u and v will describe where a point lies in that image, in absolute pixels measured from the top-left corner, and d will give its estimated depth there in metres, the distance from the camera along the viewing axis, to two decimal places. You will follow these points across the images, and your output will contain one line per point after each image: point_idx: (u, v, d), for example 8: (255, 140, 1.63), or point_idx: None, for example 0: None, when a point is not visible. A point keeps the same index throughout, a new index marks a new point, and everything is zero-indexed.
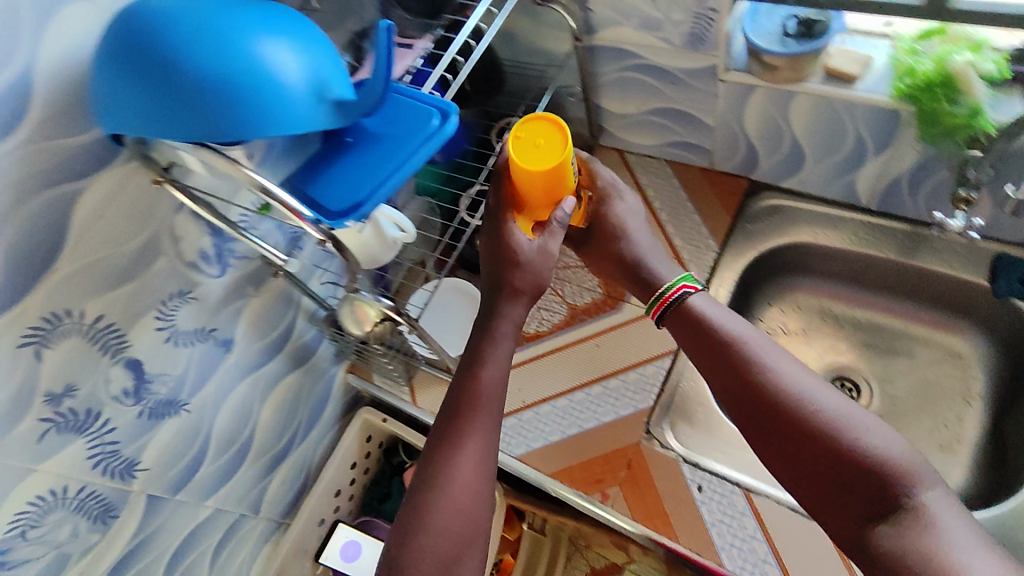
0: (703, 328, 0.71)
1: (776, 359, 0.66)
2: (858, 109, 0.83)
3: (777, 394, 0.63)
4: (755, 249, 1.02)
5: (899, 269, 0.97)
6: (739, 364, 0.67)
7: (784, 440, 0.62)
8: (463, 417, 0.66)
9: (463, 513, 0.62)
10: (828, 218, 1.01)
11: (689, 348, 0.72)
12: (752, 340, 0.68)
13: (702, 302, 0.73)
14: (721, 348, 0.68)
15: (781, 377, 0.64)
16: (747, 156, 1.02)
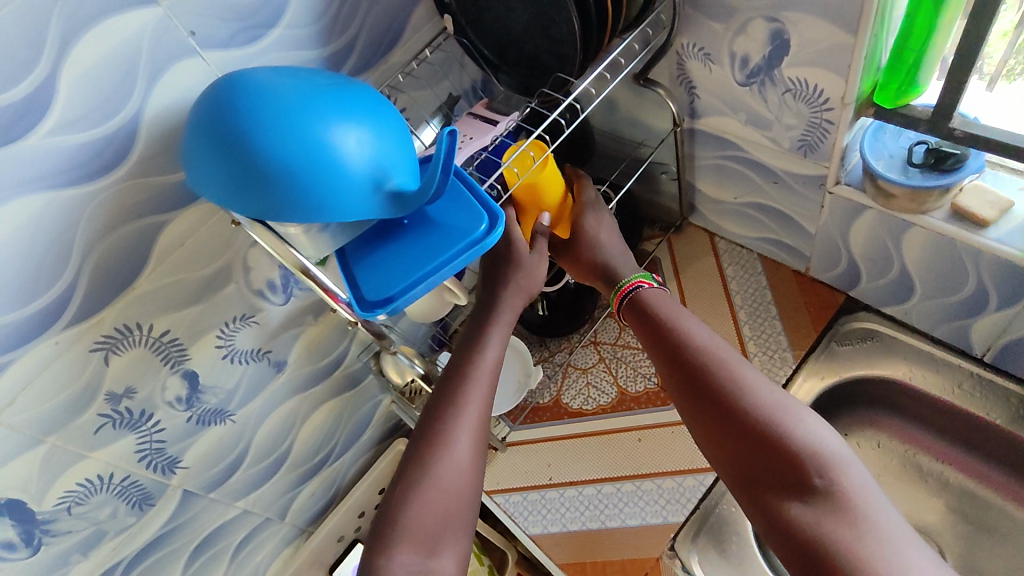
0: (656, 315, 0.72)
1: (716, 345, 0.67)
2: (984, 258, 0.72)
3: (710, 377, 0.64)
4: (837, 373, 0.92)
5: (1006, 437, 0.84)
6: (681, 349, 0.68)
7: (714, 423, 0.63)
8: (461, 384, 0.69)
9: (457, 484, 0.64)
10: (931, 359, 0.89)
11: (641, 334, 0.73)
12: (697, 327, 0.69)
13: (655, 290, 0.75)
14: (667, 333, 0.70)
15: (718, 361, 0.65)
16: (848, 272, 0.92)
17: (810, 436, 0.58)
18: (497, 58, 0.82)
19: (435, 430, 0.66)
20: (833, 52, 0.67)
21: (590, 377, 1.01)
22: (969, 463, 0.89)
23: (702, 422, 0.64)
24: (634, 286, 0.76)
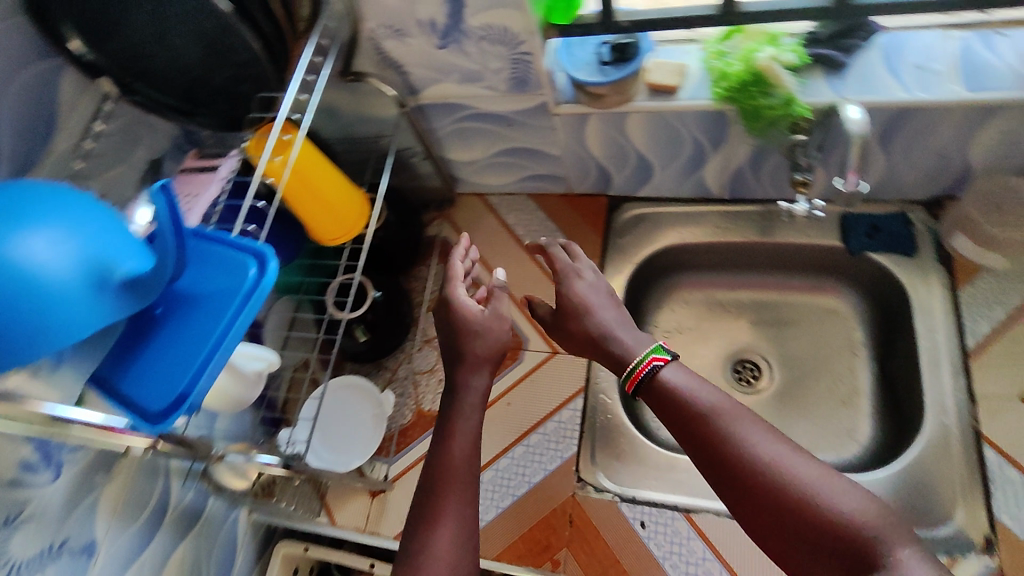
0: (681, 405, 0.61)
1: (756, 431, 0.57)
2: (687, 115, 0.84)
3: (752, 468, 0.55)
4: (635, 259, 1.01)
5: (765, 248, 0.99)
6: (719, 436, 0.57)
7: (761, 517, 0.54)
8: (444, 458, 0.66)
9: (449, 561, 0.60)
10: (689, 216, 1.02)
11: (666, 421, 0.62)
12: (736, 410, 0.59)
13: (681, 372, 0.63)
14: (700, 421, 0.59)
15: (759, 447, 0.55)
16: (600, 176, 1.02)
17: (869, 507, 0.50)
18: (186, 101, 0.69)
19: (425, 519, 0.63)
20: None
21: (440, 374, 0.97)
22: (749, 281, 1.04)
23: (744, 514, 0.55)
24: (650, 370, 0.64)
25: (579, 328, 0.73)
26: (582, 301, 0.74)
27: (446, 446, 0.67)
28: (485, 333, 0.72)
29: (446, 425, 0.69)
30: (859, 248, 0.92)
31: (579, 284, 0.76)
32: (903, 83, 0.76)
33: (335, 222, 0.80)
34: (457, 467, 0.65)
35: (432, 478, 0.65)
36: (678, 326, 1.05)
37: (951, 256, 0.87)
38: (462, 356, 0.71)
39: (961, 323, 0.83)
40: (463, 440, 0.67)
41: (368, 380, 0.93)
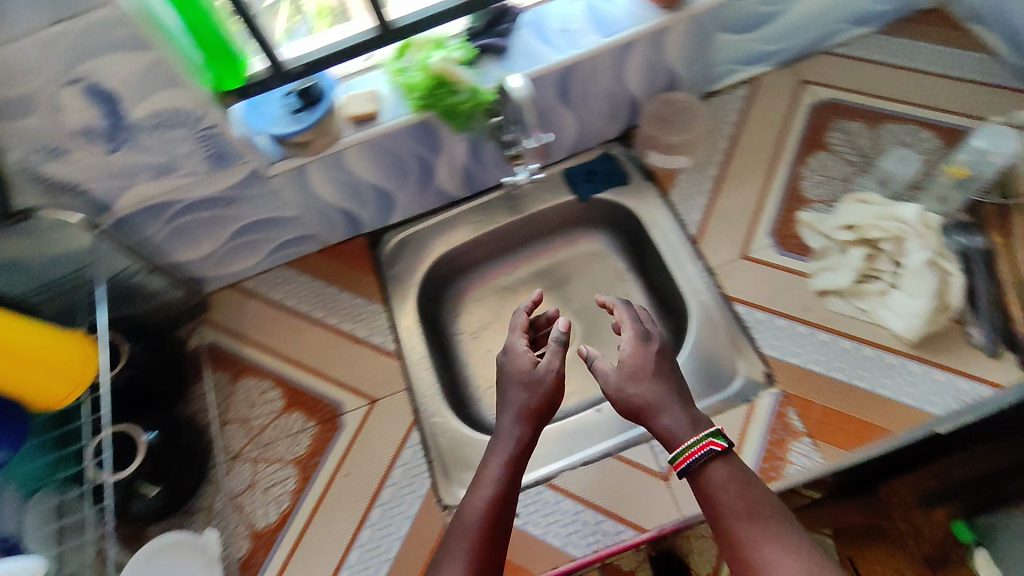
0: (728, 502, 0.61)
1: (790, 555, 0.56)
2: (395, 135, 0.87)
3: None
4: (413, 282, 1.01)
5: (516, 225, 1.07)
6: (756, 534, 0.58)
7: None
8: (473, 510, 0.64)
9: None
10: (443, 224, 1.06)
11: (706, 511, 0.62)
12: (770, 525, 0.58)
13: (728, 468, 0.63)
14: (741, 522, 0.59)
15: (792, 572, 0.55)
16: (347, 220, 1.01)
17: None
18: None
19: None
20: (153, 71, 0.67)
21: (263, 481, 0.88)
22: (522, 257, 1.11)
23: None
24: (702, 457, 0.62)
25: (630, 397, 0.68)
26: (637, 363, 0.69)
27: (474, 492, 0.66)
28: (536, 385, 0.71)
29: (482, 471, 0.68)
30: (587, 194, 1.04)
31: (630, 348, 0.71)
32: (554, 46, 0.87)
33: (58, 375, 0.68)
34: (492, 509, 0.64)
35: (460, 527, 0.64)
36: (479, 323, 1.08)
37: (654, 171, 1.02)
38: (506, 403, 0.72)
39: (680, 218, 0.98)
40: (495, 486, 0.66)
41: (184, 533, 0.81)
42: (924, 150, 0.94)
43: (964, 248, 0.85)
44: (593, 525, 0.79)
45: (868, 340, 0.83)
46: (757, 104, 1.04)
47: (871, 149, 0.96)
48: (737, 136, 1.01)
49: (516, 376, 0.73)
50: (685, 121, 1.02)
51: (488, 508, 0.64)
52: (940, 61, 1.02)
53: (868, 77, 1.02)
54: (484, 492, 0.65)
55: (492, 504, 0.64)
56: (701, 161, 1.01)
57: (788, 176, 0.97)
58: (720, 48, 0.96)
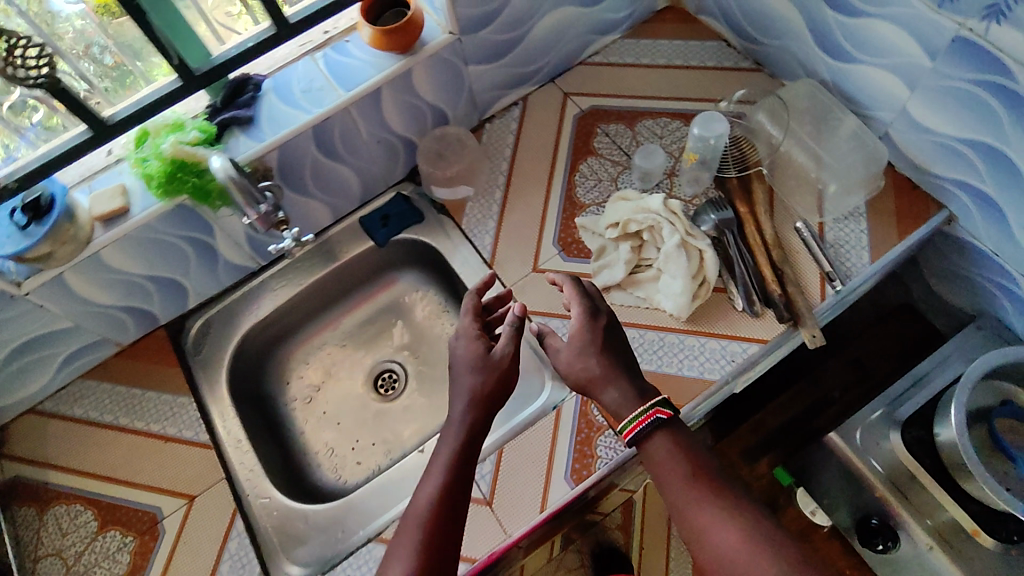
0: (671, 469, 0.65)
1: (724, 518, 0.61)
2: (153, 226, 0.84)
3: (714, 541, 0.60)
4: (223, 364, 0.99)
5: (324, 282, 1.07)
6: (695, 499, 0.63)
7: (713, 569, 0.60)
8: (422, 503, 0.65)
9: None
10: (247, 296, 1.03)
11: (653, 477, 0.66)
12: (708, 490, 0.63)
13: (673, 435, 0.67)
14: (685, 488, 0.64)
15: (724, 532, 0.60)
16: (139, 316, 0.97)
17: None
18: None
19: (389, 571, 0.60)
20: None
21: None
22: (344, 311, 1.12)
23: (702, 560, 0.62)
24: (647, 427, 0.67)
25: (583, 369, 0.73)
26: (587, 335, 0.74)
27: (426, 483, 0.67)
28: (490, 369, 0.73)
29: (431, 463, 0.69)
30: (384, 237, 1.04)
31: (581, 322, 0.75)
32: (300, 108, 0.88)
33: None
34: (443, 495, 0.65)
35: (412, 517, 0.64)
36: (311, 386, 1.08)
37: (443, 204, 1.04)
38: (458, 388, 0.72)
39: (474, 245, 1.01)
40: (445, 472, 0.67)
41: None
42: (674, 142, 1.02)
43: (717, 223, 0.92)
44: None
45: (649, 325, 0.89)
46: (527, 123, 1.09)
47: (631, 148, 1.03)
48: (514, 157, 1.06)
49: (464, 366, 0.73)
50: (460, 152, 1.05)
51: (438, 496, 0.65)
52: (681, 56, 1.10)
53: (622, 81, 1.10)
54: (435, 482, 0.66)
55: (442, 492, 0.65)
56: (485, 187, 1.04)
57: (563, 186, 1.02)
58: (474, 79, 1.00)
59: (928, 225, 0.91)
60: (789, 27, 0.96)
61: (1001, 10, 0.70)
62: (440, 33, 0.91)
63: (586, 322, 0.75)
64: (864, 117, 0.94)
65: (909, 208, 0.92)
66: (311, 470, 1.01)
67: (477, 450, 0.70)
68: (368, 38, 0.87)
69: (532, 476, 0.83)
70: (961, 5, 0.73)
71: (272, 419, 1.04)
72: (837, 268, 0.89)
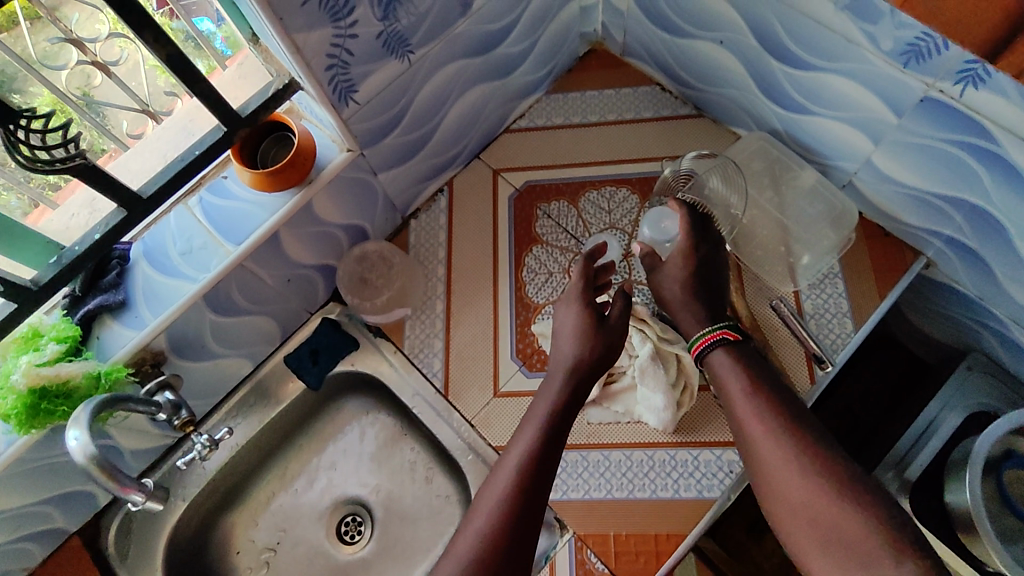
0: (733, 376, 0.67)
1: (777, 426, 0.61)
2: (27, 459, 0.69)
3: (765, 455, 0.61)
4: (156, 566, 0.85)
5: (258, 435, 0.92)
6: (747, 402, 0.64)
7: (764, 475, 0.61)
8: (526, 439, 0.66)
9: (484, 520, 0.61)
10: (170, 475, 0.89)
11: (715, 386, 0.69)
12: (765, 402, 0.63)
13: (734, 357, 0.68)
14: (743, 397, 0.65)
15: (775, 449, 0.60)
16: (38, 537, 0.80)
17: (848, 507, 0.55)
18: None
19: (493, 497, 0.62)
20: None
21: None
22: (289, 456, 0.98)
23: (755, 474, 0.62)
24: (711, 346, 0.69)
25: (684, 292, 0.75)
26: (685, 259, 0.76)
27: (524, 436, 0.67)
28: (600, 330, 0.73)
29: (534, 408, 0.70)
30: (317, 379, 0.91)
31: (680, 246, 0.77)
32: (182, 276, 0.73)
33: None
34: (537, 442, 0.65)
35: (510, 461, 0.65)
36: (266, 551, 0.93)
37: (378, 327, 0.91)
38: (563, 335, 0.74)
39: (422, 371, 0.89)
40: (541, 422, 0.68)
41: None
42: (625, 217, 0.92)
43: None
44: None
45: (634, 443, 0.80)
46: (458, 213, 0.96)
47: (578, 230, 0.93)
48: (450, 258, 0.93)
49: (567, 331, 0.74)
50: (387, 275, 0.92)
51: (535, 444, 0.65)
52: (613, 107, 0.99)
53: (552, 147, 0.98)
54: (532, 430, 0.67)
55: (538, 439, 0.66)
56: (422, 300, 0.92)
57: (511, 286, 0.91)
58: (388, 185, 0.87)
59: (908, 275, 0.84)
60: (730, 76, 0.86)
61: (977, 75, 0.61)
62: (338, 151, 0.77)
63: (687, 262, 0.76)
64: (823, 166, 0.86)
65: (885, 260, 0.85)
66: None
67: (576, 403, 0.70)
68: (249, 180, 0.73)
69: None
70: (929, 67, 0.63)
71: None
72: (822, 346, 0.81)
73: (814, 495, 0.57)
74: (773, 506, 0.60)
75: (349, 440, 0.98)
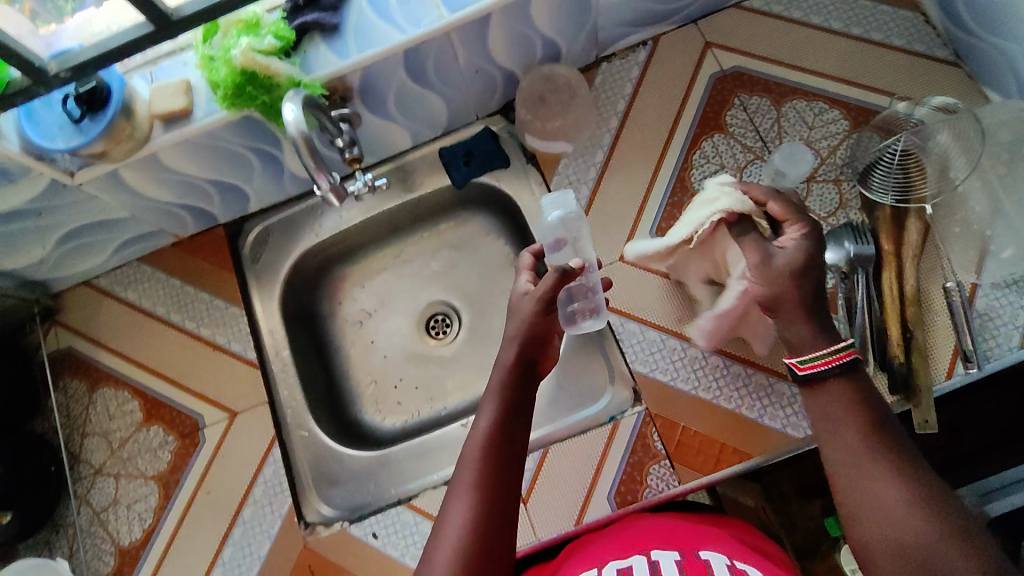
0: (842, 412, 0.56)
1: (899, 462, 0.53)
2: (216, 134, 0.75)
3: (877, 506, 0.51)
4: (279, 280, 0.95)
5: (392, 209, 0.98)
6: (859, 445, 0.54)
7: (874, 527, 0.51)
8: (496, 407, 0.64)
9: (470, 513, 0.57)
10: (310, 211, 0.97)
11: (821, 400, 0.57)
12: (881, 433, 0.54)
13: (847, 385, 0.57)
14: (860, 423, 0.55)
15: (891, 478, 0.52)
16: (196, 214, 0.91)
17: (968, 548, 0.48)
18: None
19: (475, 479, 0.59)
20: None
21: (125, 499, 0.87)
22: (408, 240, 1.03)
23: (852, 521, 0.53)
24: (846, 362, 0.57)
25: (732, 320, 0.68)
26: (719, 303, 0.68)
27: (489, 405, 0.64)
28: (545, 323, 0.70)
29: (495, 383, 0.67)
30: (463, 178, 0.94)
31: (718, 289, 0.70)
32: (394, 24, 0.73)
33: None
34: (494, 434, 0.62)
35: (478, 437, 0.62)
36: (364, 311, 1.02)
37: (534, 155, 0.91)
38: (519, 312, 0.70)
39: None
40: (498, 404, 0.64)
41: (58, 559, 0.82)
42: (825, 139, 0.85)
43: (853, 256, 0.78)
44: None
45: (739, 357, 0.80)
46: (652, 72, 0.90)
47: (770, 134, 0.86)
48: (628, 113, 0.90)
49: (520, 319, 0.69)
50: (565, 102, 0.90)
51: (497, 424, 0.63)
52: (863, 21, 0.88)
53: (779, 40, 0.89)
54: (486, 421, 0.63)
55: (495, 429, 0.62)
56: (586, 145, 0.90)
57: (676, 164, 0.87)
58: (603, 13, 0.82)
59: None
60: None
61: None
62: None
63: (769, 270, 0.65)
64: None
65: None
66: (353, 401, 0.98)
67: (529, 385, 0.67)
68: None
69: (571, 483, 0.79)
70: None
71: (320, 339, 1.00)
72: (977, 347, 0.75)
73: (927, 542, 0.49)
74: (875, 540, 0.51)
75: (464, 248, 1.03)
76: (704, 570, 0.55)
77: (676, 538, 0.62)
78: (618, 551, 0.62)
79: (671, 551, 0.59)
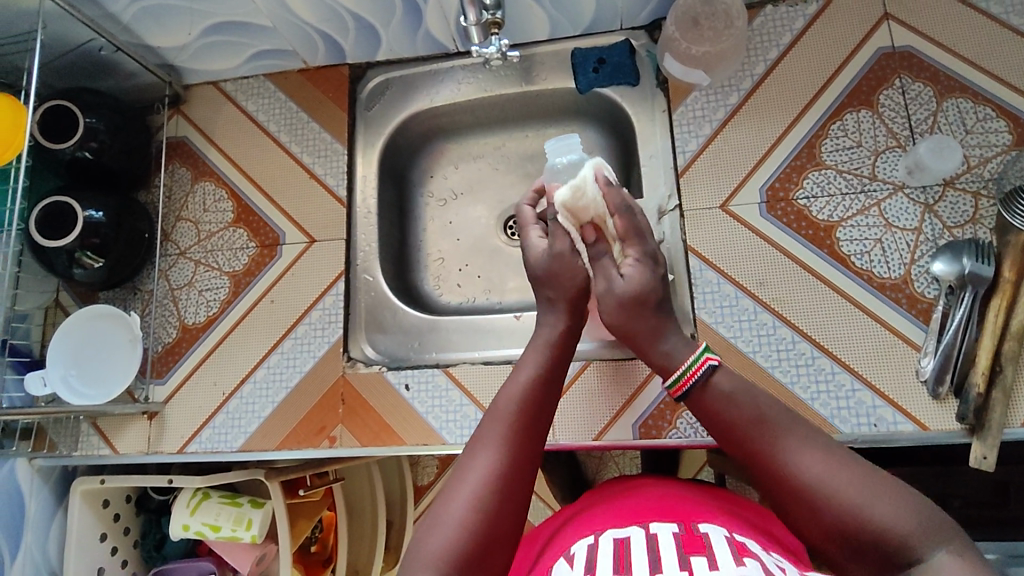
0: (734, 408, 0.59)
1: (798, 449, 0.56)
2: None
3: (796, 488, 0.54)
4: (384, 133, 0.98)
5: (510, 98, 0.98)
6: (761, 449, 0.57)
7: (802, 501, 0.54)
8: (531, 369, 0.66)
9: (498, 452, 0.58)
10: (433, 75, 0.98)
11: (714, 430, 0.61)
12: (772, 435, 0.57)
13: (730, 382, 0.60)
14: (747, 435, 0.58)
15: (795, 472, 0.55)
16: (329, 44, 0.94)
17: (885, 507, 0.51)
18: None
19: (507, 424, 0.61)
20: None
21: (198, 284, 0.95)
22: (513, 135, 1.03)
23: (784, 506, 0.56)
24: (700, 376, 0.61)
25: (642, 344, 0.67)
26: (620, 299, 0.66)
27: (526, 367, 0.66)
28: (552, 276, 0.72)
29: (527, 351, 0.69)
30: (587, 86, 0.93)
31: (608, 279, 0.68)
32: None
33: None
34: (534, 389, 0.64)
35: (511, 390, 0.64)
36: (451, 191, 1.04)
37: (666, 80, 0.89)
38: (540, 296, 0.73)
39: (675, 143, 0.87)
40: (539, 367, 0.66)
41: (133, 317, 0.90)
42: (978, 147, 0.78)
43: (966, 274, 0.73)
44: (458, 407, 0.85)
45: (808, 335, 0.77)
46: (819, 26, 0.85)
47: (922, 124, 0.80)
48: (778, 63, 0.85)
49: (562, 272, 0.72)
50: (719, 30, 0.86)
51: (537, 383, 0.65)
52: None
53: (971, 28, 0.81)
54: (526, 375, 0.65)
55: (533, 388, 0.64)
56: (723, 83, 0.86)
57: (811, 128, 0.83)
58: None
59: None
60: None
61: None
62: None
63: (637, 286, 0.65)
64: None
65: None
66: (418, 269, 1.02)
67: (564, 360, 0.70)
68: None
69: (601, 401, 0.81)
70: None
71: (405, 203, 1.03)
72: None
73: (853, 517, 0.51)
74: (813, 533, 0.54)
75: None
76: (703, 546, 0.52)
77: (680, 511, 0.60)
78: (618, 518, 0.59)
79: (670, 524, 0.56)
